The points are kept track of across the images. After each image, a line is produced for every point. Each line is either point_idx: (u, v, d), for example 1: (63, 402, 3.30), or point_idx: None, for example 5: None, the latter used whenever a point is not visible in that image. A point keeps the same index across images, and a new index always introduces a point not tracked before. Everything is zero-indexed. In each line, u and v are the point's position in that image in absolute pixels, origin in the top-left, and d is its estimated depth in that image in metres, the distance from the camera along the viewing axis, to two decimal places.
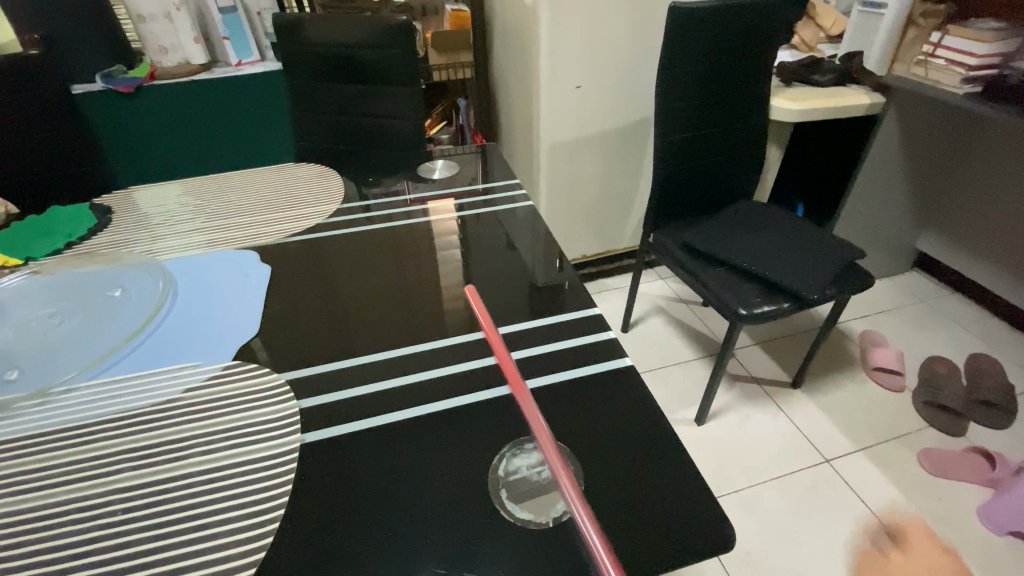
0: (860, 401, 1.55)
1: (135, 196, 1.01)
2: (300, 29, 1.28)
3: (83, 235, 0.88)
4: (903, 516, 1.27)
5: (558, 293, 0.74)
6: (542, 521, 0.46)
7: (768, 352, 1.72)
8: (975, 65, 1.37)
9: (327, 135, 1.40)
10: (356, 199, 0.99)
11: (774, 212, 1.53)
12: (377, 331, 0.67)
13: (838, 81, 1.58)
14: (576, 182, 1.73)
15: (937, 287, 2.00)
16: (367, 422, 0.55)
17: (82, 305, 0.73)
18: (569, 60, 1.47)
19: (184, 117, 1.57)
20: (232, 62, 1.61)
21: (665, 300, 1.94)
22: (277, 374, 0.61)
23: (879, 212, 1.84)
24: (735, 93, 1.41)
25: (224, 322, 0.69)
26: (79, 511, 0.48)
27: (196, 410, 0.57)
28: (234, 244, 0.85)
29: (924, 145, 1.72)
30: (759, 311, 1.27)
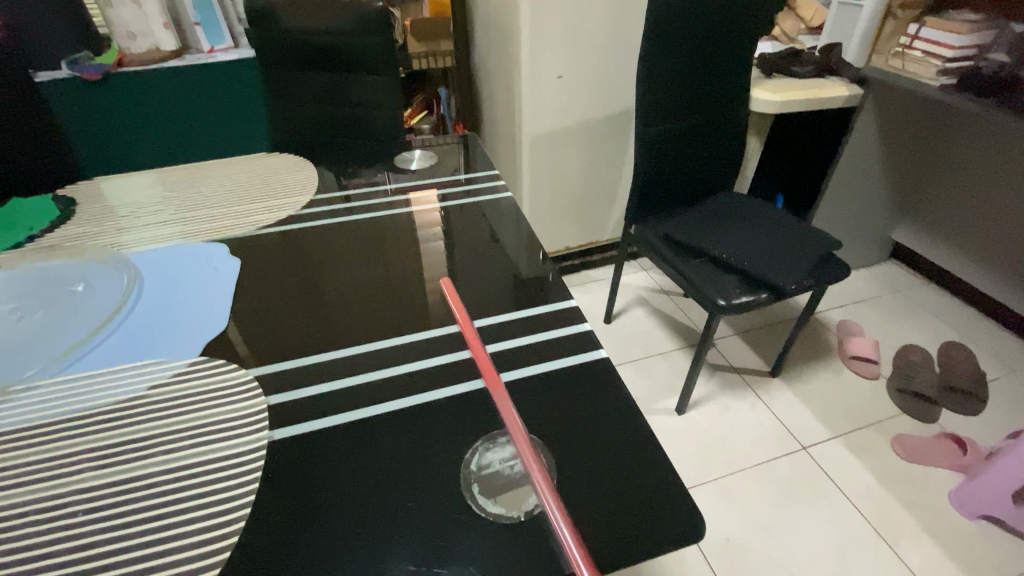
0: (837, 389, 1.58)
1: (101, 187, 0.98)
2: (273, 15, 1.24)
3: (46, 227, 0.85)
4: (877, 501, 1.30)
5: (536, 285, 0.73)
6: (513, 515, 0.46)
7: (749, 342, 1.73)
8: (951, 57, 1.40)
9: (304, 125, 1.37)
10: (333, 190, 0.97)
11: (754, 204, 1.54)
12: (350, 325, 0.66)
13: (817, 73, 1.59)
14: (558, 173, 1.72)
15: (913, 277, 2.04)
16: (338, 419, 0.54)
17: (43, 300, 0.70)
18: (550, 49, 1.45)
19: (154, 105, 1.53)
20: (204, 49, 1.56)
21: (647, 291, 1.95)
22: (246, 370, 0.60)
23: (857, 204, 1.87)
24: (716, 84, 1.41)
25: (192, 317, 0.67)
26: (37, 513, 0.46)
27: (161, 407, 0.55)
28: (203, 236, 0.82)
29: (901, 137, 1.74)
30: (739, 302, 1.28)
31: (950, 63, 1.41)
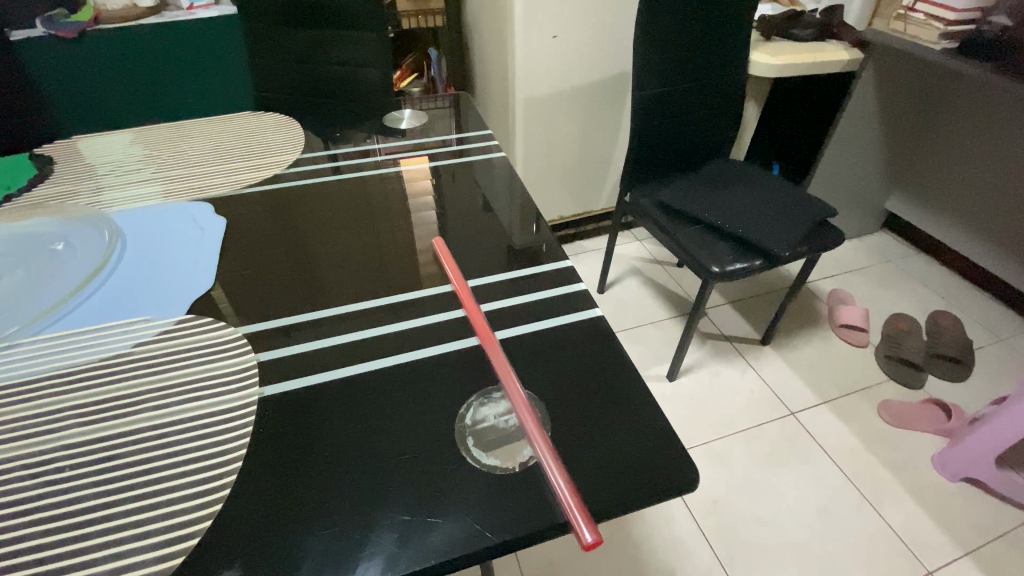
0: (825, 356, 1.60)
1: (79, 145, 0.95)
2: None
3: (23, 185, 0.83)
4: (861, 462, 1.34)
5: (531, 246, 0.72)
6: (508, 466, 0.46)
7: (740, 311, 1.75)
8: (953, 20, 1.36)
9: (290, 86, 1.32)
10: (321, 150, 0.95)
11: (750, 170, 1.52)
12: (340, 285, 0.65)
13: (816, 36, 1.57)
14: (552, 139, 1.68)
15: (904, 247, 2.05)
16: (329, 375, 0.54)
17: (22, 259, 0.68)
18: (545, 7, 1.40)
19: (130, 66, 1.47)
20: (183, 7, 1.50)
21: (641, 261, 1.95)
22: (236, 328, 0.59)
23: (852, 172, 1.85)
24: (714, 45, 1.37)
25: (177, 276, 0.65)
26: (23, 469, 0.46)
27: (148, 365, 0.54)
28: (187, 195, 0.80)
29: (899, 103, 1.72)
30: (732, 269, 1.28)
31: (952, 26, 1.38)
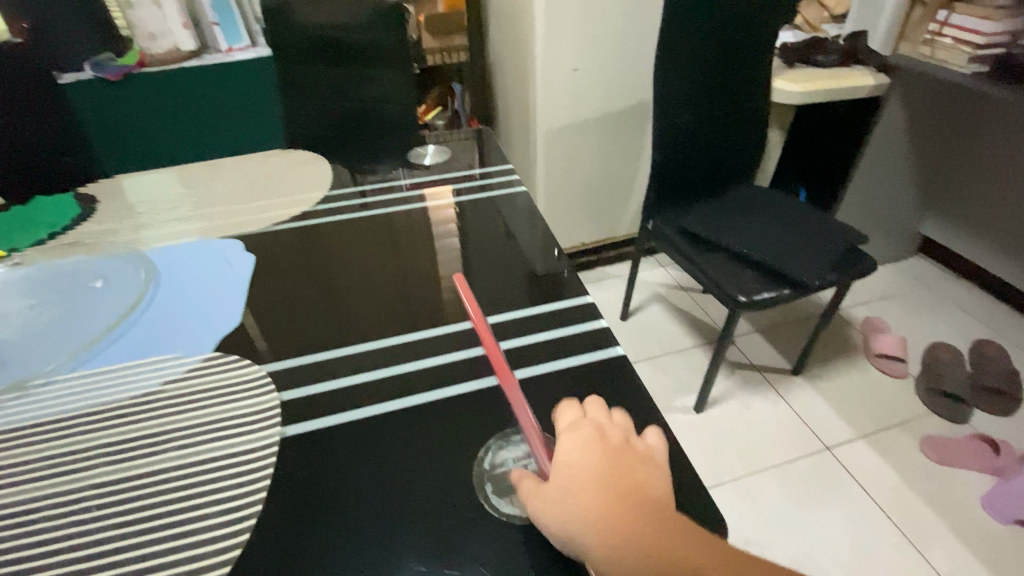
0: (860, 387, 1.54)
1: (122, 185, 1.00)
2: (287, 13, 1.25)
3: (67, 224, 0.87)
4: (903, 501, 1.26)
5: (554, 281, 0.72)
6: (527, 516, 0.45)
7: (769, 339, 1.70)
8: (982, 43, 1.37)
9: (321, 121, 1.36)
10: (349, 185, 0.97)
11: (774, 197, 1.50)
12: (365, 321, 0.66)
13: (840, 63, 1.55)
14: (573, 167, 1.69)
15: (942, 272, 1.97)
16: (350, 415, 0.54)
17: (63, 296, 0.71)
18: (565, 41, 1.43)
19: (170, 106, 1.55)
20: (222, 48, 1.58)
21: (665, 288, 1.93)
22: (259, 366, 0.60)
23: (884, 196, 1.81)
24: (735, 73, 1.37)
25: (206, 313, 0.67)
26: (51, 508, 0.47)
27: (175, 404, 0.55)
28: (219, 233, 0.83)
29: (930, 125, 1.68)
30: (760, 298, 1.24)
31: (982, 49, 1.38)
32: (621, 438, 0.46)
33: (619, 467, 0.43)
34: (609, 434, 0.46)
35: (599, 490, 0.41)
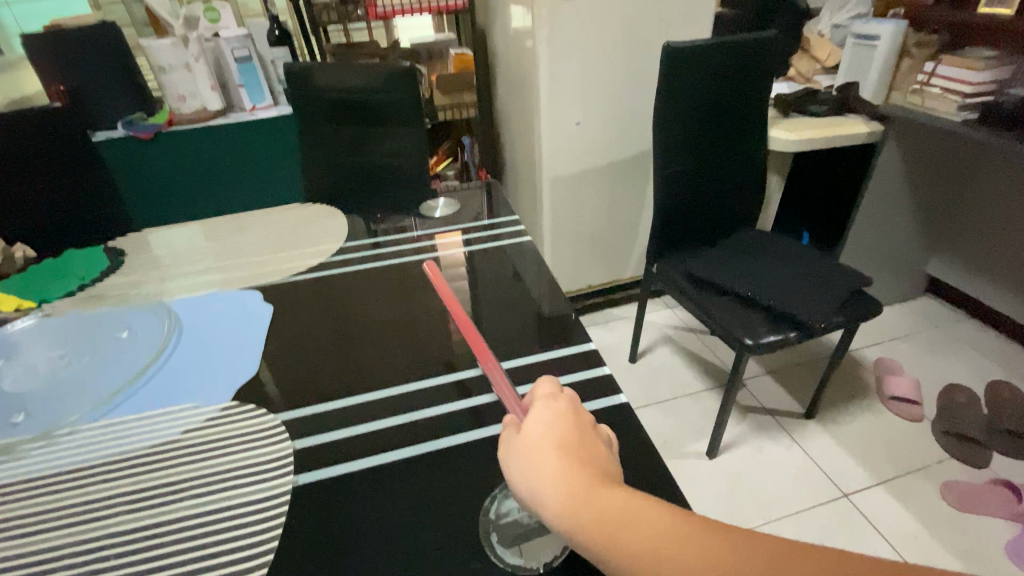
0: (876, 431, 1.51)
1: (149, 239, 1.06)
2: (309, 76, 1.34)
3: (95, 276, 0.92)
4: (926, 551, 1.22)
5: (560, 328, 0.74)
6: (531, 567, 0.46)
7: (780, 382, 1.69)
8: (970, 92, 1.42)
9: (337, 174, 1.43)
10: (363, 236, 1.02)
11: (777, 241, 1.52)
12: (376, 370, 0.68)
13: (834, 112, 1.62)
14: (579, 213, 1.75)
15: (953, 313, 1.96)
16: (359, 464, 0.55)
17: (89, 347, 0.75)
18: (569, 97, 1.51)
19: (195, 161, 1.64)
20: (247, 107, 1.69)
21: (674, 330, 1.93)
22: (274, 415, 0.62)
23: (888, 237, 1.83)
24: (733, 124, 1.43)
25: (224, 362, 0.70)
26: (68, 558, 0.48)
27: (192, 452, 0.57)
28: (239, 284, 0.87)
29: (928, 169, 1.71)
30: (767, 341, 1.25)
31: (970, 98, 1.43)
32: (593, 418, 0.47)
33: (588, 440, 0.44)
34: (582, 411, 0.47)
35: (564, 455, 0.42)
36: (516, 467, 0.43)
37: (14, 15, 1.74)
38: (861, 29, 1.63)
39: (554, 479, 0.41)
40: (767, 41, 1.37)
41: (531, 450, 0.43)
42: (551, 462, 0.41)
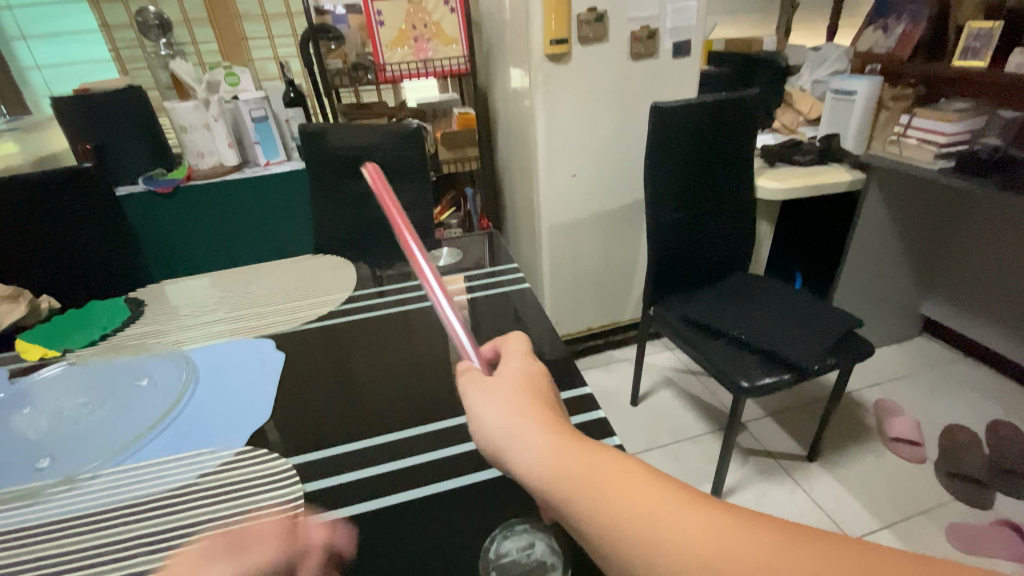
0: (879, 473, 1.50)
1: (167, 290, 1.12)
2: (322, 135, 1.44)
3: (117, 326, 0.97)
4: None
5: (558, 372, 0.77)
6: None
7: (781, 424, 1.69)
8: (945, 142, 1.50)
9: (346, 224, 1.51)
10: (370, 284, 1.07)
11: (769, 284, 1.58)
12: (382, 415, 0.71)
13: (818, 161, 1.70)
14: (577, 259, 1.81)
15: (950, 352, 1.99)
16: (366, 505, 0.58)
17: (112, 394, 0.78)
18: (565, 152, 1.61)
19: (210, 213, 1.72)
20: (261, 162, 1.79)
21: (674, 372, 1.96)
22: (286, 459, 0.65)
23: (880, 279, 1.87)
24: (721, 175, 1.51)
25: (239, 408, 0.74)
26: None
27: (208, 495, 0.60)
28: (252, 332, 0.92)
29: (913, 214, 1.78)
30: (763, 383, 1.27)
31: (946, 147, 1.50)
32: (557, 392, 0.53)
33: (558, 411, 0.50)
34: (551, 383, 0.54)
35: (540, 415, 0.47)
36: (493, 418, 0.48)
37: (45, 78, 1.89)
38: (839, 85, 1.73)
39: (532, 424, 0.46)
40: (749, 100, 1.47)
41: (514, 402, 0.49)
42: (532, 413, 0.47)
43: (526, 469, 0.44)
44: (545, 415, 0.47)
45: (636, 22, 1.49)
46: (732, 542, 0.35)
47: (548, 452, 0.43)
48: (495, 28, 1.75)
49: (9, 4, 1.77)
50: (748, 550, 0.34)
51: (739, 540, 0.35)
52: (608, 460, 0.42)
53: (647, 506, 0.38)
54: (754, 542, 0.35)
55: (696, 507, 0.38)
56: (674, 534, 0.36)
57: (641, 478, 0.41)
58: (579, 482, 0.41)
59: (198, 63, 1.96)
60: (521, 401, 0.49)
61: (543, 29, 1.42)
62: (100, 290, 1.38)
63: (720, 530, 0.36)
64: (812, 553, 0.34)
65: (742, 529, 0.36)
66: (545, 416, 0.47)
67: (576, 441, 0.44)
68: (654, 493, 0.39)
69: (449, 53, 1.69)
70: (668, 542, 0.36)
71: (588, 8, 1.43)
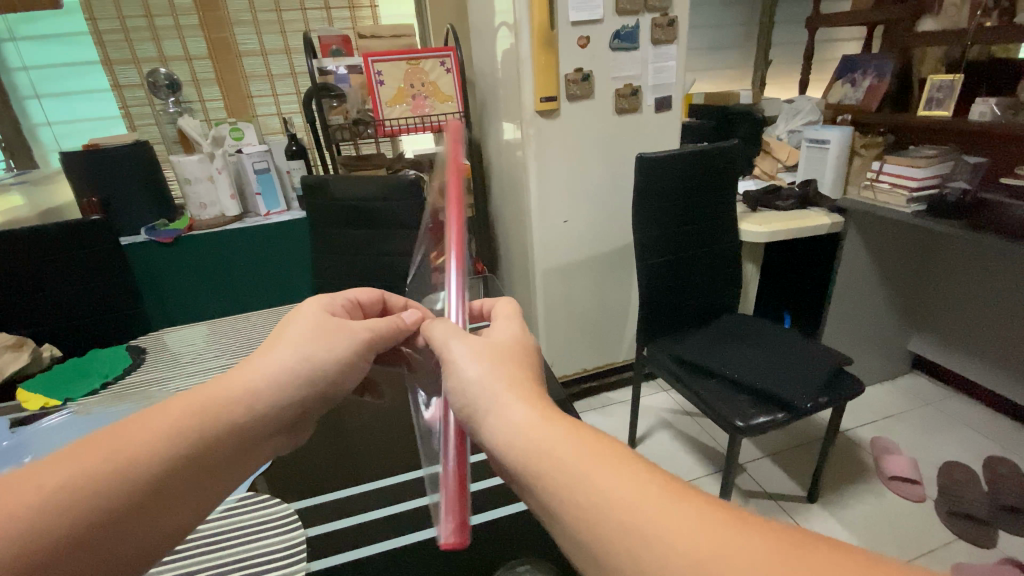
0: (880, 513, 1.49)
1: (166, 339, 1.18)
2: (324, 187, 1.49)
3: (118, 373, 0.99)
4: None
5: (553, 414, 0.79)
6: None
7: (779, 464, 1.69)
8: (916, 187, 1.57)
9: (345, 271, 1.55)
10: None
11: (758, 325, 1.61)
12: (382, 461, 0.73)
13: (798, 205, 1.78)
14: (570, 302, 1.85)
15: (940, 389, 2.02)
16: (366, 550, 0.58)
17: None
18: (556, 200, 1.68)
19: (210, 260, 1.76)
20: (262, 212, 1.85)
21: (670, 414, 1.96)
22: (288, 504, 0.66)
23: (867, 317, 1.92)
24: (706, 219, 1.58)
25: None
26: None
27: (209, 544, 0.60)
28: None
29: (892, 254, 1.84)
30: (756, 423, 1.28)
31: (917, 192, 1.58)
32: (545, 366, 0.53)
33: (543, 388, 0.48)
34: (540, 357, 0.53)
35: (525, 392, 0.45)
36: (478, 378, 0.46)
37: (54, 133, 1.95)
38: (812, 135, 1.84)
39: (517, 400, 0.44)
40: (731, 150, 1.55)
41: (504, 372, 0.47)
42: (521, 387, 0.45)
43: (507, 445, 0.41)
44: (531, 394, 0.45)
45: (620, 81, 1.60)
46: (731, 541, 0.29)
47: (529, 428, 0.41)
48: (489, 87, 1.86)
49: (26, 65, 1.85)
50: (746, 548, 0.29)
51: (737, 537, 0.29)
52: (598, 445, 0.38)
53: (631, 493, 0.34)
54: (753, 544, 0.29)
55: (692, 502, 0.33)
56: (660, 527, 0.31)
57: (628, 464, 0.36)
58: (559, 462, 0.37)
59: (205, 120, 2.05)
60: (509, 375, 0.47)
61: (534, 88, 1.52)
62: (101, 340, 1.41)
63: (715, 525, 0.31)
64: (818, 559, 0.28)
65: (737, 526, 0.31)
66: (531, 395, 0.45)
67: (565, 421, 0.41)
68: (642, 482, 0.35)
69: (446, 109, 1.79)
70: (649, 539, 0.31)
71: (575, 69, 1.54)
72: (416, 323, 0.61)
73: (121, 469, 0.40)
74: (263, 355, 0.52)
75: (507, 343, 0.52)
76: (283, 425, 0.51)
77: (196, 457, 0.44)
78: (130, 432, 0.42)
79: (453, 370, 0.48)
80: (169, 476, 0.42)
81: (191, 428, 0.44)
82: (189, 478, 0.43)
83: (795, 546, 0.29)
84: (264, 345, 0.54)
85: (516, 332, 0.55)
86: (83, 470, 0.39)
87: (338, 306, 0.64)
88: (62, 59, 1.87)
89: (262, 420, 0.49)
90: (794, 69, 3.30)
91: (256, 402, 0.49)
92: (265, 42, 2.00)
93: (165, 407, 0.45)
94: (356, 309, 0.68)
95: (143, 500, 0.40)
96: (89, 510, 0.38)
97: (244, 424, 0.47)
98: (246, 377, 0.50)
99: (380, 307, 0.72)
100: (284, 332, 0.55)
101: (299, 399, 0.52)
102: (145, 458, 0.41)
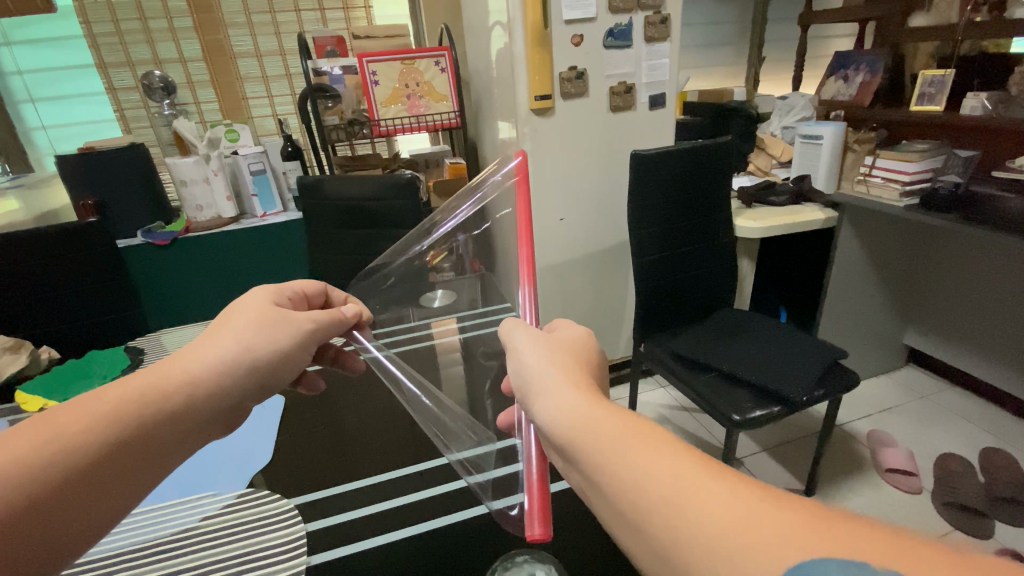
0: (877, 505, 1.50)
1: (164, 341, 1.18)
2: (319, 187, 1.50)
3: (117, 373, 1.00)
4: None
5: None
6: None
7: (776, 457, 1.70)
8: (908, 181, 1.59)
9: (341, 271, 1.56)
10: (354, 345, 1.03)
11: (757, 320, 1.62)
12: (381, 454, 0.73)
13: (793, 201, 1.79)
14: (567, 300, 1.85)
15: (936, 382, 2.03)
16: (366, 543, 0.59)
17: None
18: (554, 198, 1.69)
19: (206, 262, 1.76)
20: (258, 214, 1.85)
21: (668, 409, 1.97)
22: (287, 500, 0.66)
23: (863, 311, 1.93)
24: (704, 216, 1.59)
25: (243, 455, 0.76)
26: None
27: (210, 540, 0.60)
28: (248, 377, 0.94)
29: (887, 248, 1.86)
30: (754, 416, 1.29)
31: (909, 185, 1.60)
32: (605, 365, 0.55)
33: (590, 375, 0.49)
34: (594, 346, 0.54)
35: (570, 377, 0.47)
36: (535, 364, 0.49)
37: (49, 137, 1.95)
38: (806, 131, 1.86)
39: (565, 384, 0.45)
40: (728, 146, 1.57)
41: (556, 361, 0.49)
42: (565, 372, 0.47)
43: (552, 423, 0.43)
44: (579, 380, 0.46)
45: (614, 79, 1.61)
46: (761, 516, 0.29)
47: (571, 408, 0.42)
48: (483, 87, 1.87)
49: (20, 69, 1.85)
50: (776, 524, 0.29)
51: (766, 514, 0.30)
52: (639, 425, 0.39)
53: (671, 469, 0.34)
54: (783, 521, 0.29)
55: (723, 477, 0.33)
56: (692, 498, 0.32)
57: (662, 440, 0.37)
58: (601, 439, 0.38)
59: (201, 122, 2.05)
60: (563, 363, 0.49)
61: (528, 87, 1.53)
62: (98, 342, 1.41)
63: (746, 500, 0.31)
64: (842, 535, 0.28)
65: (768, 502, 0.31)
66: (582, 380, 0.46)
67: (609, 407, 0.42)
68: (678, 459, 0.35)
69: (441, 108, 1.80)
70: (687, 509, 0.31)
71: (569, 67, 1.54)
72: (355, 314, 0.69)
73: (58, 454, 0.40)
74: (208, 340, 0.53)
75: (564, 334, 0.54)
76: (224, 415, 0.50)
77: (132, 444, 0.43)
78: (63, 419, 0.41)
79: (518, 352, 0.51)
80: (106, 462, 0.41)
81: (126, 414, 0.44)
82: (143, 462, 0.43)
83: (825, 523, 0.29)
84: (203, 336, 0.54)
85: (572, 325, 0.57)
86: (30, 452, 0.39)
87: (284, 298, 0.64)
88: (55, 62, 1.86)
89: (206, 405, 0.49)
90: (787, 66, 3.32)
91: (196, 388, 0.48)
92: (260, 44, 2.00)
93: (101, 393, 0.44)
94: (303, 300, 0.68)
95: (75, 489, 0.39)
96: (17, 499, 0.37)
97: (183, 410, 0.47)
98: (185, 362, 0.50)
99: (323, 298, 0.72)
100: (226, 322, 0.55)
101: (247, 384, 0.52)
102: (75, 448, 0.40)
